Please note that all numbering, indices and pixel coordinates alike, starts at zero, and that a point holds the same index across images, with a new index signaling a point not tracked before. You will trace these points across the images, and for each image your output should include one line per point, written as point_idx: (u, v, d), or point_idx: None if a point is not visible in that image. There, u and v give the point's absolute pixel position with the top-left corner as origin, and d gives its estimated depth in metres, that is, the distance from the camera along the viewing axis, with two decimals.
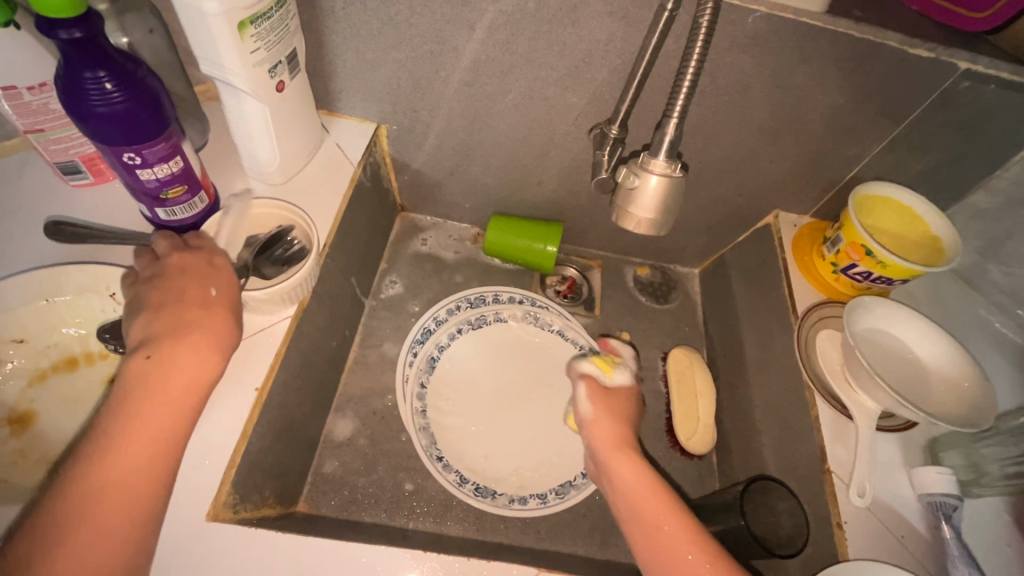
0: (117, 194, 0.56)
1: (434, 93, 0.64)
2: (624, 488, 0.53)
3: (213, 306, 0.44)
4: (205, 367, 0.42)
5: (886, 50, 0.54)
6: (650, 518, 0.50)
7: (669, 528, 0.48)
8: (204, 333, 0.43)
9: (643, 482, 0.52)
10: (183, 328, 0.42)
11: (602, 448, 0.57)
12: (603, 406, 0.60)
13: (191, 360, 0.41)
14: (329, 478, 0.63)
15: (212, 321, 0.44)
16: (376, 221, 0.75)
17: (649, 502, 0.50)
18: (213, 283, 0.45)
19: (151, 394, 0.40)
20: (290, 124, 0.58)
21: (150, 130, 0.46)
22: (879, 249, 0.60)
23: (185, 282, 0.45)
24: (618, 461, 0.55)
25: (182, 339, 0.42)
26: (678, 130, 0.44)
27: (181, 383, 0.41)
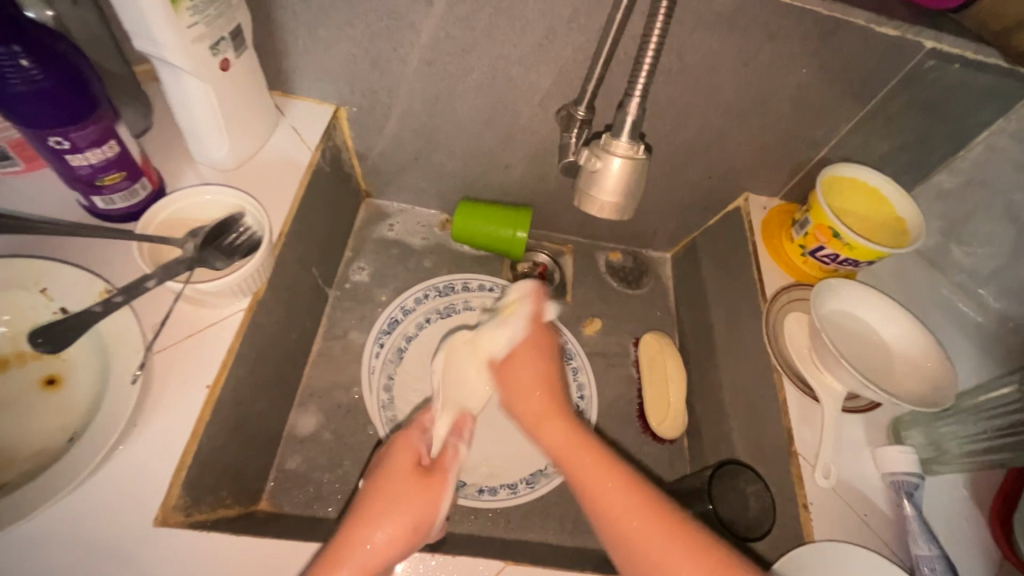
0: (52, 182, 0.53)
1: (394, 73, 0.61)
2: (562, 443, 0.51)
3: (403, 468, 0.50)
4: (383, 539, 0.45)
5: (852, 27, 0.53)
6: (584, 470, 0.49)
7: (606, 485, 0.47)
8: (371, 509, 0.46)
9: (571, 430, 0.52)
10: (342, 546, 0.44)
11: (532, 412, 0.54)
12: (513, 380, 0.56)
13: (364, 550, 0.44)
14: (293, 475, 0.61)
15: (389, 513, 0.46)
16: (338, 208, 0.72)
17: (582, 462, 0.49)
18: (365, 481, 0.50)
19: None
20: (238, 106, 0.55)
21: (76, 111, 0.42)
22: (846, 231, 0.60)
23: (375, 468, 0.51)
24: (548, 424, 0.53)
25: (355, 530, 0.45)
26: (640, 109, 0.42)
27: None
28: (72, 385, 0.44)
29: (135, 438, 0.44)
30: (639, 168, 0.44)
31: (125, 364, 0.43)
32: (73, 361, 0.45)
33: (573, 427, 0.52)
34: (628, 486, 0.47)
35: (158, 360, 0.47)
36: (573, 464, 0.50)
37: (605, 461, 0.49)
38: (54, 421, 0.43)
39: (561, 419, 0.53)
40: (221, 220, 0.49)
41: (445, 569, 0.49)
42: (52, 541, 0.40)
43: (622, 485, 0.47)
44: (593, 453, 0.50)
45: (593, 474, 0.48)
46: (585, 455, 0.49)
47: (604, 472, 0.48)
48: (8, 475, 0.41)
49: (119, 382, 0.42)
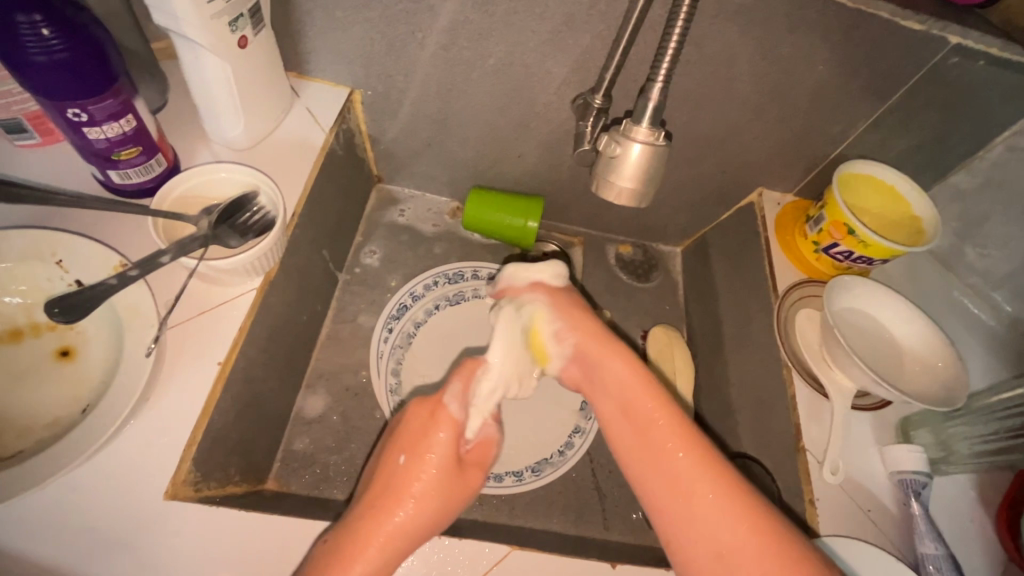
0: (68, 156, 0.53)
1: (410, 57, 0.61)
2: (611, 384, 0.54)
3: (436, 430, 0.51)
4: (416, 517, 0.46)
5: (877, 21, 0.53)
6: (648, 428, 0.49)
7: (666, 440, 0.48)
8: (410, 489, 0.47)
9: (671, 419, 0.49)
10: (374, 519, 0.45)
11: (614, 389, 0.53)
12: (601, 374, 0.55)
13: (390, 526, 0.45)
14: (299, 456, 0.61)
15: (424, 494, 0.47)
16: (349, 191, 0.72)
17: (641, 413, 0.50)
18: (404, 451, 0.50)
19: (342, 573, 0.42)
20: (255, 85, 0.55)
21: (95, 84, 0.42)
22: (861, 228, 0.59)
23: (406, 433, 0.52)
24: (637, 403, 0.51)
25: (385, 508, 0.46)
26: (662, 95, 0.42)
27: (376, 550, 0.44)
28: (85, 358, 0.44)
29: (147, 411, 0.44)
30: (659, 154, 0.43)
31: (139, 338, 0.43)
32: (87, 334, 0.45)
33: (673, 416, 0.49)
34: (682, 431, 0.48)
35: (171, 335, 0.47)
36: (635, 414, 0.51)
37: (672, 420, 0.49)
38: (66, 393, 0.43)
39: (664, 402, 0.50)
40: (233, 198, 0.49)
41: (454, 552, 0.49)
42: (64, 511, 0.41)
43: (677, 433, 0.48)
44: (670, 435, 0.48)
45: (662, 430, 0.49)
46: (629, 401, 0.51)
47: (673, 442, 0.47)
48: (21, 445, 0.41)
49: (133, 355, 0.42)
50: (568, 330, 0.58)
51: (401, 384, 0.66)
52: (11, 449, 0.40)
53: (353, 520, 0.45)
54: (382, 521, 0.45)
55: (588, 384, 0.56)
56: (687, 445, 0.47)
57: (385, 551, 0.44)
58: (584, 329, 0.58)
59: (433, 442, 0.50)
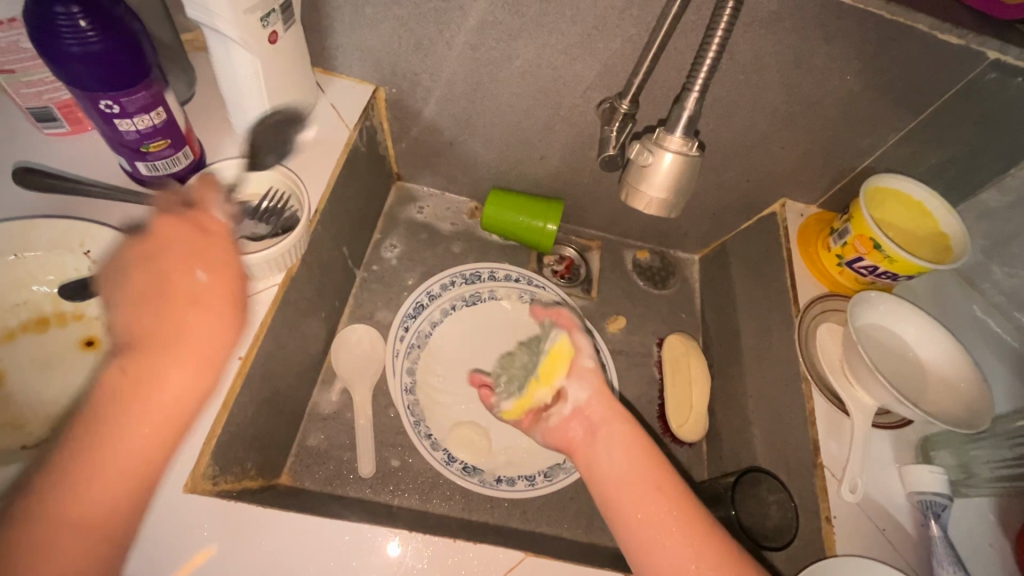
0: (97, 146, 0.53)
1: (437, 56, 0.61)
2: (615, 448, 0.52)
3: (219, 253, 0.42)
4: (200, 359, 0.39)
5: (914, 34, 0.52)
6: (638, 491, 0.49)
7: (663, 511, 0.47)
8: (199, 336, 0.39)
9: (664, 491, 0.48)
10: (154, 358, 0.38)
11: (614, 463, 0.51)
12: (600, 437, 0.53)
13: (195, 326, 0.39)
14: (314, 452, 0.61)
15: (212, 301, 0.40)
16: (370, 188, 0.72)
17: (648, 487, 0.49)
18: (200, 274, 0.41)
19: (153, 392, 0.37)
20: (283, 80, 0.55)
21: (127, 76, 0.42)
22: (888, 244, 0.59)
23: (187, 257, 0.41)
24: (637, 469, 0.50)
25: (173, 305, 0.39)
26: (698, 104, 0.41)
27: (154, 411, 0.37)
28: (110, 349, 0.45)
29: None
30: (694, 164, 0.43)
31: None
32: (111, 325, 0.45)
33: (667, 485, 0.49)
34: (679, 505, 0.48)
35: None
36: (633, 484, 0.49)
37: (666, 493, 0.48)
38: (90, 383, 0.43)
39: (657, 467, 0.50)
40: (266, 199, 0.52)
41: (467, 555, 0.49)
42: None
43: (678, 512, 0.47)
44: (671, 510, 0.47)
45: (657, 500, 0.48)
46: (646, 485, 0.49)
47: (670, 519, 0.47)
48: (46, 433, 0.41)
49: None
50: (602, 434, 0.53)
51: (416, 383, 0.66)
52: (36, 438, 0.41)
53: (142, 340, 0.38)
54: (124, 431, 0.36)
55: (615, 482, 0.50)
56: (673, 518, 0.47)
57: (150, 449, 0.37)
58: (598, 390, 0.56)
59: (180, 289, 0.40)
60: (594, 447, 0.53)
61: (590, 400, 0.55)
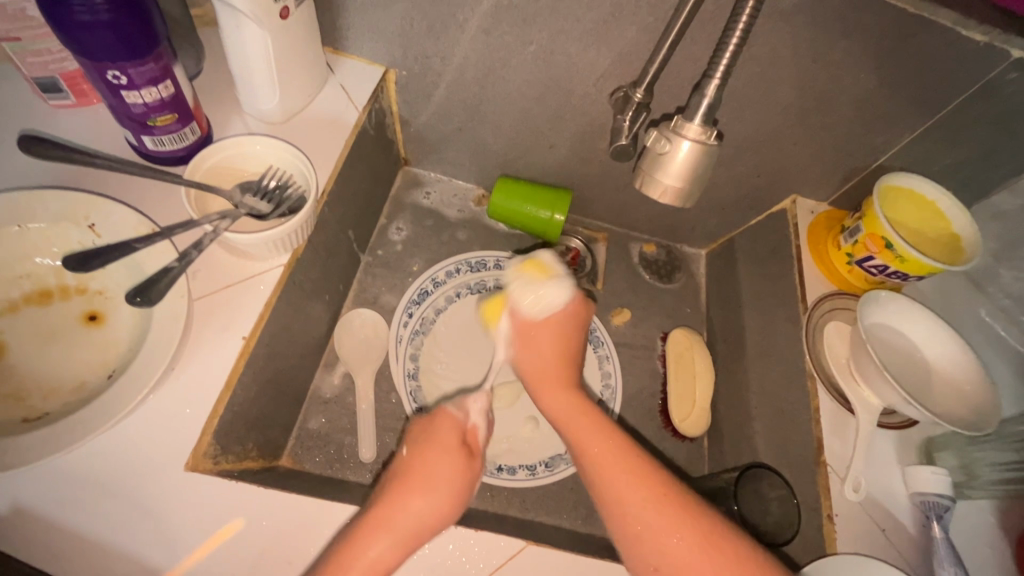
0: (102, 118, 0.52)
1: (449, 39, 0.60)
2: (563, 412, 0.54)
3: (450, 452, 0.49)
4: (440, 520, 0.45)
5: (936, 30, 0.51)
6: (603, 469, 0.49)
7: (622, 473, 0.48)
8: (419, 496, 0.45)
9: (620, 449, 0.50)
10: (360, 543, 0.42)
11: (571, 428, 0.52)
12: (552, 402, 0.54)
13: (426, 512, 0.45)
14: (315, 435, 0.61)
15: (448, 489, 0.47)
16: (377, 172, 0.71)
17: (585, 437, 0.51)
18: (426, 504, 0.45)
19: (354, 563, 0.41)
20: (294, 58, 0.54)
21: (135, 47, 0.41)
22: (899, 242, 0.58)
23: (422, 466, 0.47)
24: (591, 430, 0.51)
25: (410, 495, 0.45)
26: (717, 93, 0.40)
27: (399, 540, 0.43)
28: (113, 323, 0.44)
29: (172, 381, 0.44)
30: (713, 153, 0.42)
31: (170, 309, 0.42)
32: (114, 300, 0.45)
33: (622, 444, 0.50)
34: (637, 470, 0.48)
35: (199, 307, 0.47)
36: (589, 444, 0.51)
37: (620, 448, 0.50)
38: (92, 357, 0.43)
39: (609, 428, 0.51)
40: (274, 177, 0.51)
41: (468, 542, 0.49)
42: (85, 474, 0.41)
43: (628, 466, 0.48)
44: (637, 474, 0.48)
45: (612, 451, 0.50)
46: (608, 448, 0.50)
47: (637, 488, 0.47)
48: (48, 406, 0.41)
49: (164, 325, 0.42)
50: (546, 399, 0.55)
51: (419, 370, 0.66)
52: (38, 411, 0.41)
53: (399, 465, 0.48)
54: (360, 553, 0.42)
55: (585, 454, 0.50)
56: (638, 483, 0.47)
57: None
58: (557, 334, 0.56)
59: (418, 462, 0.48)
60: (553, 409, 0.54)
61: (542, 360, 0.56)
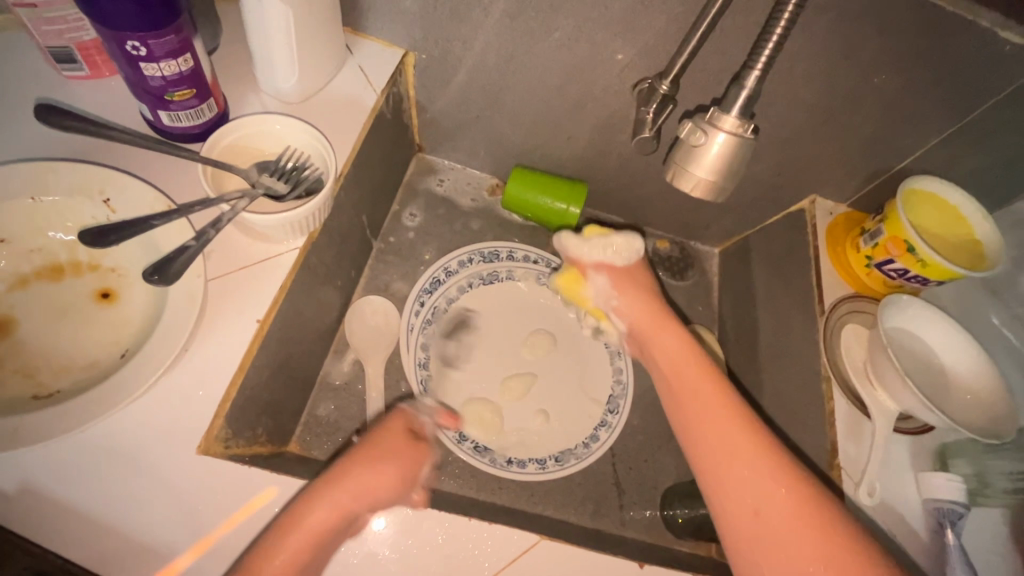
0: (116, 92, 0.51)
1: (472, 23, 0.58)
2: (666, 354, 0.59)
3: (399, 437, 0.51)
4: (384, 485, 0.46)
5: (973, 30, 0.50)
6: (696, 394, 0.54)
7: (713, 409, 0.52)
8: (365, 471, 0.46)
9: (729, 410, 0.52)
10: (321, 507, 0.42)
11: (665, 355, 0.59)
12: (657, 343, 0.60)
13: (383, 481, 0.47)
14: (323, 422, 0.61)
15: (392, 462, 0.48)
16: (392, 157, 0.70)
17: (698, 384, 0.54)
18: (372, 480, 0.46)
19: (308, 516, 0.42)
20: (314, 37, 0.52)
21: (156, 18, 0.40)
22: (922, 246, 0.57)
23: (373, 445, 0.49)
24: (704, 384, 0.54)
25: (361, 462, 0.47)
26: (758, 84, 0.39)
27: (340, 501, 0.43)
28: (125, 302, 0.43)
29: (185, 362, 0.43)
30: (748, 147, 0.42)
31: (185, 289, 0.42)
32: (127, 278, 0.44)
33: (727, 402, 0.52)
34: (735, 412, 0.51)
35: (214, 289, 0.46)
36: (690, 374, 0.55)
37: (716, 392, 0.53)
38: (104, 336, 0.42)
39: (710, 378, 0.55)
40: (291, 159, 0.49)
41: (482, 536, 0.48)
42: (94, 455, 0.40)
43: (727, 408, 0.52)
44: (687, 403, 0.54)
45: (718, 414, 0.52)
46: (707, 386, 0.54)
47: (728, 423, 0.51)
48: (59, 384, 0.40)
49: (179, 306, 0.41)
50: (630, 318, 0.63)
51: (430, 359, 0.65)
52: (49, 388, 0.40)
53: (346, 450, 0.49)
54: (308, 511, 0.42)
55: (678, 391, 0.55)
56: (726, 417, 0.51)
57: (299, 548, 0.40)
58: (635, 294, 0.64)
59: (363, 442, 0.49)
60: (653, 350, 0.60)
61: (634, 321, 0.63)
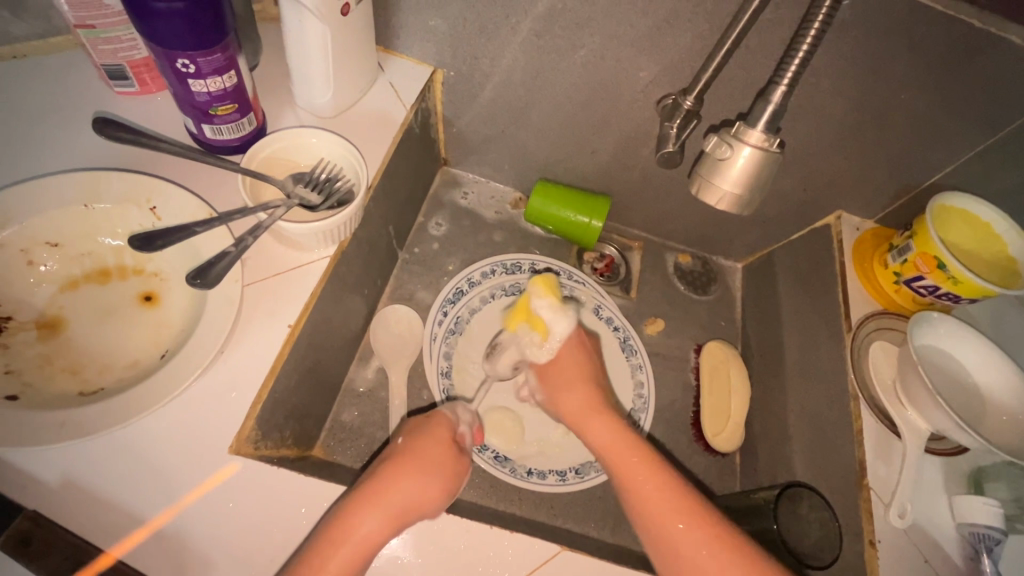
0: (163, 106, 0.54)
1: (500, 41, 0.60)
2: (599, 444, 0.56)
3: (442, 444, 0.52)
4: (426, 497, 0.47)
5: (1003, 47, 0.50)
6: (616, 467, 0.54)
7: (635, 472, 0.53)
8: (405, 485, 0.46)
9: (616, 434, 0.56)
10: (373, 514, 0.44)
11: (573, 408, 0.59)
12: (561, 391, 0.60)
13: (428, 490, 0.47)
14: (347, 428, 0.62)
15: (435, 473, 0.49)
16: (419, 171, 0.72)
17: (599, 430, 0.57)
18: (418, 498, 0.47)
19: (361, 524, 0.43)
20: (349, 56, 0.55)
21: (205, 38, 0.43)
22: (953, 262, 0.56)
23: (417, 453, 0.50)
24: (592, 418, 0.58)
25: (401, 474, 0.47)
26: (784, 99, 0.40)
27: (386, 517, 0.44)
28: (166, 305, 0.45)
29: (220, 364, 0.45)
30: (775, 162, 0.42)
31: (223, 294, 0.43)
32: (168, 283, 0.46)
33: (617, 429, 0.56)
34: (617, 435, 0.56)
35: (248, 294, 0.48)
36: (623, 470, 0.53)
37: (625, 442, 0.55)
38: (146, 337, 0.44)
39: (598, 411, 0.58)
40: (326, 171, 0.51)
41: (502, 544, 0.48)
42: (132, 451, 0.42)
43: (612, 432, 0.56)
44: (630, 474, 0.53)
45: (635, 468, 0.53)
46: (629, 455, 0.54)
47: (646, 482, 0.52)
48: (102, 382, 0.42)
49: (218, 309, 0.43)
50: (554, 396, 0.61)
51: (452, 368, 0.66)
52: (93, 385, 0.42)
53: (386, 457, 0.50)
54: (353, 523, 0.43)
55: (610, 463, 0.55)
56: (641, 475, 0.52)
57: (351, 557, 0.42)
58: (563, 387, 0.60)
59: (399, 453, 0.50)
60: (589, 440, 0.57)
61: (568, 412, 0.59)
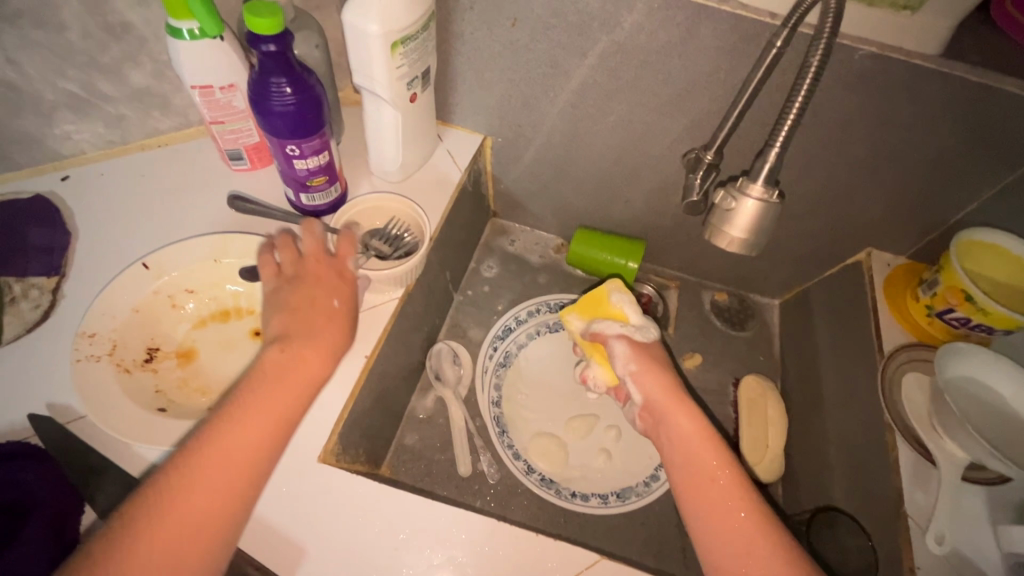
0: (269, 180, 0.67)
1: (540, 111, 0.70)
2: (676, 435, 0.55)
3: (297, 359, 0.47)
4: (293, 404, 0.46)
5: (1004, 96, 0.53)
6: (694, 455, 0.53)
7: (713, 466, 0.52)
8: (279, 392, 0.46)
9: (695, 424, 0.55)
10: (284, 369, 0.47)
11: (659, 395, 0.58)
12: (646, 371, 0.59)
13: (316, 372, 0.48)
14: (410, 450, 0.69)
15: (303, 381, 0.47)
16: (472, 223, 0.82)
17: (674, 411, 0.56)
18: (338, 296, 0.52)
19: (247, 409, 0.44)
20: (414, 132, 0.66)
21: (308, 129, 0.55)
22: (980, 294, 0.59)
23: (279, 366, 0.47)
24: (677, 408, 0.57)
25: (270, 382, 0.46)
26: (779, 158, 0.46)
27: (259, 423, 0.44)
28: None
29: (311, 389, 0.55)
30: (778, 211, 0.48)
31: None
32: None
33: (703, 425, 0.55)
34: (699, 426, 0.55)
35: None
36: (696, 461, 0.52)
37: (705, 436, 0.54)
38: None
39: (682, 403, 0.57)
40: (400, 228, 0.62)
41: (546, 565, 0.52)
42: None
43: (693, 422, 0.55)
44: (702, 465, 0.52)
45: (705, 459, 0.52)
46: (704, 446, 0.53)
47: (723, 482, 0.51)
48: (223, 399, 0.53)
49: None
50: (638, 375, 0.60)
51: (501, 398, 0.73)
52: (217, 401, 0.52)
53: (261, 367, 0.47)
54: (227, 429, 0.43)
55: (680, 455, 0.54)
56: (715, 467, 0.52)
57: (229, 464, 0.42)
58: (649, 367, 0.60)
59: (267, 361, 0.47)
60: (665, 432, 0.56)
61: (651, 397, 0.58)
